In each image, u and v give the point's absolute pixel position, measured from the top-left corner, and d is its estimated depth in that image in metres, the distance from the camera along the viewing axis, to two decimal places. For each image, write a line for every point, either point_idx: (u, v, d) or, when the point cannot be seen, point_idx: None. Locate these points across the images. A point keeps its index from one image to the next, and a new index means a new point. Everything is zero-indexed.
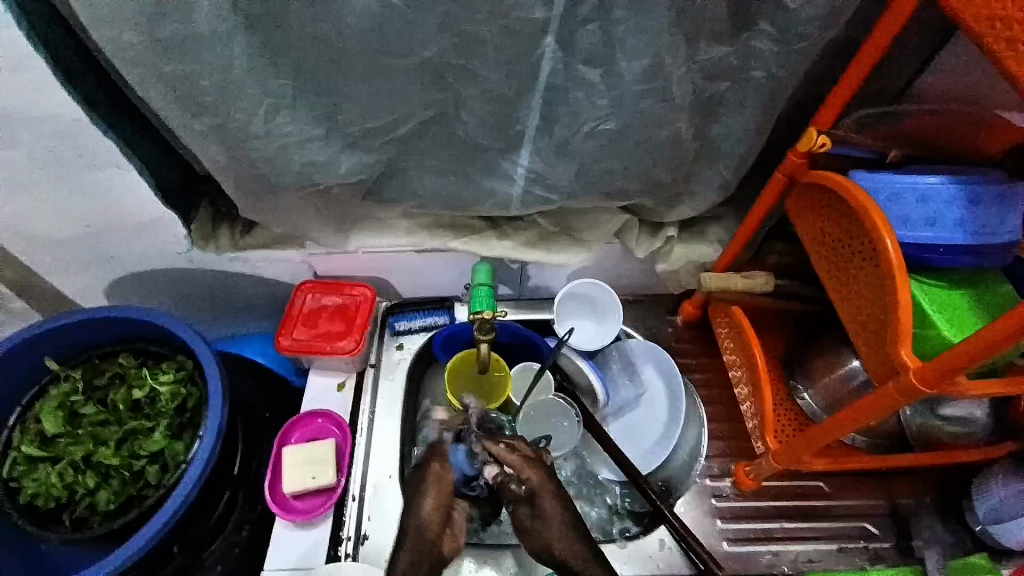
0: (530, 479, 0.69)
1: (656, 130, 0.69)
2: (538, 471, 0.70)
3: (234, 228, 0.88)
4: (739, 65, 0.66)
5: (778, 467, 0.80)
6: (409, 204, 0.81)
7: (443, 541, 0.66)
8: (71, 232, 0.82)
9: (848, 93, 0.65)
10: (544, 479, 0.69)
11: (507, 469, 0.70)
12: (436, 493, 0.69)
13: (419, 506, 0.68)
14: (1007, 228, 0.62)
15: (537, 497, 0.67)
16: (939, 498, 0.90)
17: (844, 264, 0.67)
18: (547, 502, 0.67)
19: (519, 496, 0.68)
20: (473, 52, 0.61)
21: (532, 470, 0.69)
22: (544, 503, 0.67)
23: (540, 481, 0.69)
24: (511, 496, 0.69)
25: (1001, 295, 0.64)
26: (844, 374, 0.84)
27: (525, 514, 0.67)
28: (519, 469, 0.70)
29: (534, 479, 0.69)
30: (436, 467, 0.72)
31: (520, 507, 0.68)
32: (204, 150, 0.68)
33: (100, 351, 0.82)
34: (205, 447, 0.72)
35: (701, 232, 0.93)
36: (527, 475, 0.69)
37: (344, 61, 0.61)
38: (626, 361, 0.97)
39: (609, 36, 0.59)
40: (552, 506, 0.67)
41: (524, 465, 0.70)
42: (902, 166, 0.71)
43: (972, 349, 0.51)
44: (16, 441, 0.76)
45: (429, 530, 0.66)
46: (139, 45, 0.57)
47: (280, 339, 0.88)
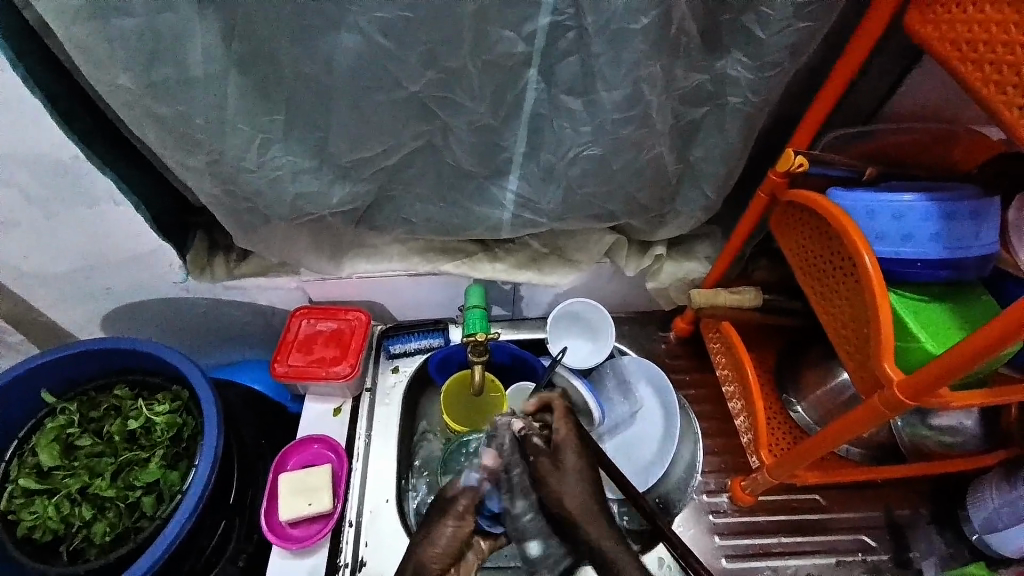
0: (561, 431, 0.68)
1: (639, 155, 0.71)
2: (569, 425, 0.69)
3: (229, 256, 0.89)
4: (715, 91, 0.69)
5: (773, 481, 0.80)
6: (401, 230, 0.82)
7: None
8: (66, 266, 0.83)
9: (822, 115, 0.68)
10: (572, 434, 0.68)
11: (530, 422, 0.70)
12: (457, 522, 0.65)
13: (436, 537, 0.65)
14: (982, 242, 0.63)
15: (561, 451, 0.67)
16: (935, 508, 0.90)
17: (827, 281, 0.68)
18: (570, 451, 0.67)
19: (544, 448, 0.67)
20: (458, 85, 0.63)
21: (565, 423, 0.69)
22: (567, 457, 0.66)
23: (568, 436, 0.68)
24: (533, 450, 0.67)
25: (978, 307, 0.66)
26: (835, 386, 0.86)
27: (547, 465, 0.65)
28: (557, 422, 0.69)
29: (562, 433, 0.68)
30: (460, 506, 0.66)
31: (542, 456, 0.66)
32: (199, 183, 0.70)
33: (96, 382, 0.82)
34: (201, 476, 0.72)
35: (688, 250, 0.95)
36: (560, 427, 0.69)
37: (334, 97, 0.63)
38: (619, 378, 0.98)
39: (589, 67, 0.62)
40: (573, 461, 0.66)
41: (559, 418, 0.70)
42: (878, 184, 0.73)
43: (952, 362, 0.52)
44: (13, 475, 0.76)
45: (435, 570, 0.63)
46: (134, 86, 0.59)
47: (275, 366, 0.88)
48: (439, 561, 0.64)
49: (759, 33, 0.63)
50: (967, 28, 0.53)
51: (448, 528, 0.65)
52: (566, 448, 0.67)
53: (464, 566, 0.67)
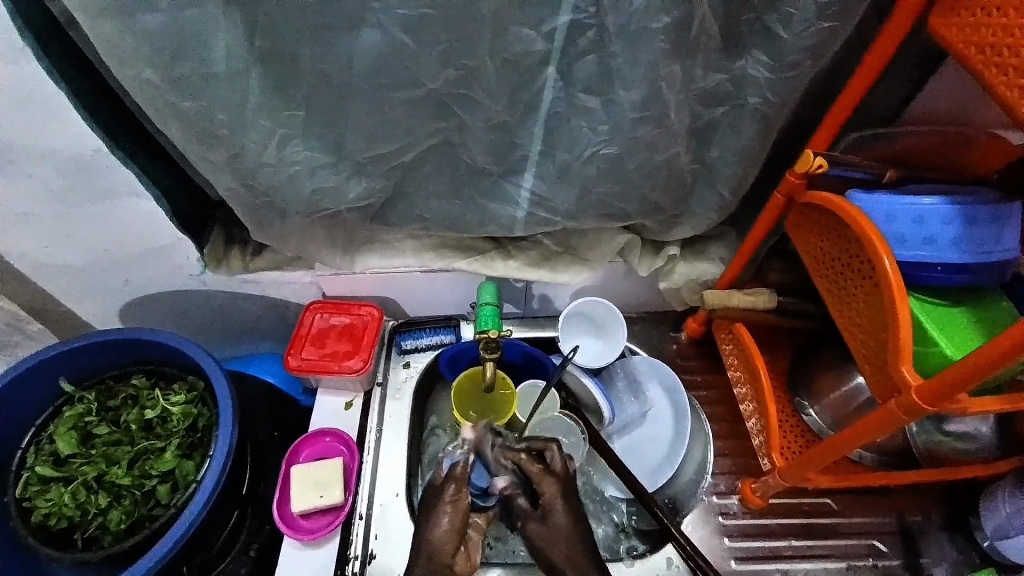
0: (546, 492, 0.74)
1: (656, 154, 0.71)
2: (552, 484, 0.74)
3: (244, 250, 0.90)
4: (734, 91, 0.69)
5: (784, 484, 0.80)
6: (415, 227, 0.83)
7: (457, 557, 0.71)
8: (86, 258, 0.84)
9: (842, 116, 0.67)
10: (558, 493, 0.74)
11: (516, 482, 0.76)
12: (453, 510, 0.72)
13: (435, 525, 0.71)
14: (1003, 246, 0.63)
15: (549, 513, 0.73)
16: (947, 515, 0.90)
17: (845, 284, 0.68)
18: (556, 513, 0.73)
19: (531, 510, 0.74)
20: (476, 83, 0.63)
21: (548, 482, 0.74)
22: (556, 518, 0.72)
23: (553, 492, 0.74)
24: (520, 510, 0.75)
25: (999, 312, 0.65)
26: (850, 390, 0.85)
27: (536, 527, 0.73)
28: (541, 484, 0.74)
29: (549, 493, 0.74)
30: (452, 489, 0.74)
31: (530, 520, 0.74)
32: (219, 177, 0.71)
33: (113, 372, 0.84)
34: (216, 466, 0.73)
35: (701, 250, 0.94)
36: (546, 488, 0.74)
37: (352, 93, 0.63)
38: (630, 378, 0.97)
39: (607, 66, 0.62)
40: (562, 519, 0.72)
41: (540, 478, 0.75)
42: (898, 186, 0.72)
43: (972, 367, 0.52)
44: (30, 462, 0.77)
45: (442, 553, 0.70)
46: (156, 81, 0.59)
47: (289, 359, 0.89)
48: (446, 541, 0.71)
49: (780, 33, 0.63)
50: (991, 32, 0.52)
51: (450, 502, 0.73)
52: (553, 509, 0.73)
53: (469, 543, 0.74)
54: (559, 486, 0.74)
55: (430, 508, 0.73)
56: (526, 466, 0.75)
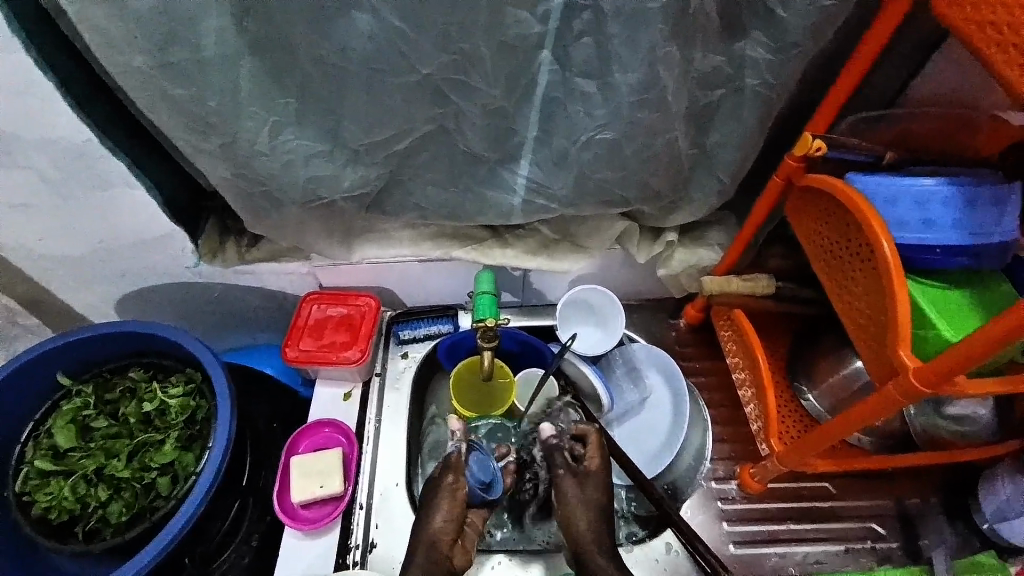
0: (593, 463, 0.76)
1: (654, 139, 0.70)
2: (600, 461, 0.77)
3: (240, 240, 0.89)
4: (733, 74, 0.68)
5: (783, 469, 0.80)
6: (412, 216, 0.82)
7: (454, 552, 0.72)
8: (81, 249, 0.84)
9: (842, 98, 0.66)
10: (601, 465, 0.76)
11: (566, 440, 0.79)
12: (449, 504, 0.73)
13: (431, 518, 0.72)
14: (1003, 228, 0.62)
15: (586, 479, 0.75)
16: (946, 499, 0.90)
17: (844, 267, 0.67)
18: (594, 482, 0.75)
19: (569, 466, 0.77)
20: (471, 68, 0.62)
21: (598, 456, 0.77)
22: (590, 487, 0.75)
23: (598, 467, 0.76)
24: (562, 462, 0.77)
25: (998, 295, 0.65)
26: (847, 374, 0.85)
27: (569, 485, 0.75)
28: (589, 452, 0.77)
29: (593, 464, 0.76)
30: (450, 479, 0.75)
31: (567, 473, 0.76)
32: (212, 167, 0.70)
33: (111, 364, 0.83)
34: (214, 458, 0.73)
35: (700, 236, 0.94)
36: (592, 457, 0.77)
37: (345, 80, 0.62)
38: (629, 366, 0.98)
39: (604, 49, 0.61)
40: (594, 491, 0.75)
41: (593, 451, 0.77)
42: (898, 169, 0.71)
43: (971, 350, 0.52)
44: (29, 455, 0.77)
45: (441, 544, 0.71)
46: (145, 68, 0.58)
47: (287, 350, 0.89)
48: (443, 531, 0.72)
49: (780, 13, 0.61)
50: (993, 9, 0.51)
51: (444, 497, 0.73)
52: (589, 479, 0.75)
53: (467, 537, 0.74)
54: (604, 464, 0.77)
55: (431, 500, 0.73)
56: (583, 434, 0.78)
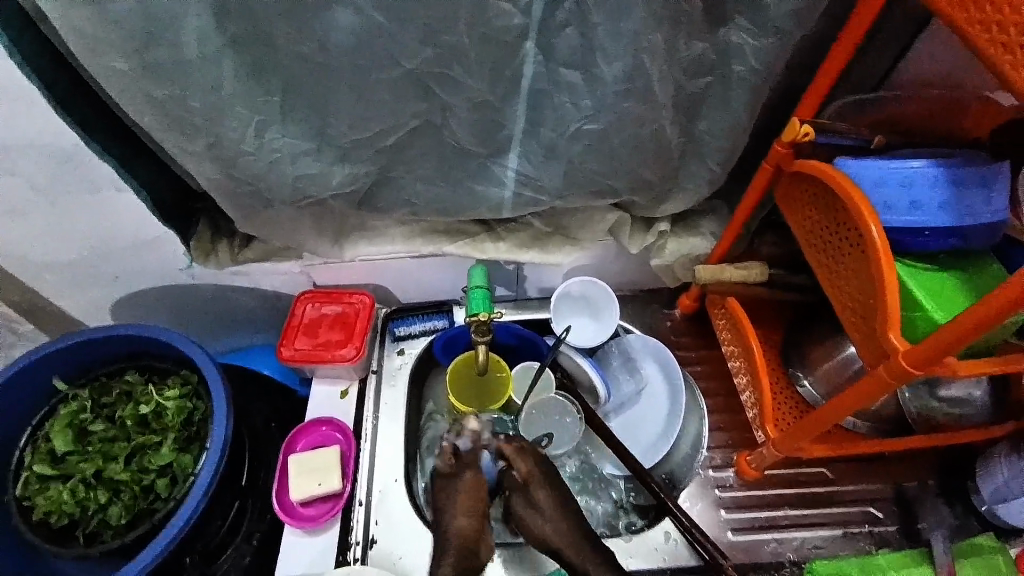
0: (525, 471, 0.77)
1: (641, 128, 0.70)
2: (532, 464, 0.77)
3: (232, 242, 0.89)
4: (719, 61, 0.67)
5: (778, 455, 0.81)
6: (403, 212, 0.82)
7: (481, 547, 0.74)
8: (73, 254, 0.84)
9: (828, 83, 0.66)
10: (537, 470, 0.77)
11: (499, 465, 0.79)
12: (467, 501, 0.74)
13: (450, 512, 0.74)
14: (993, 208, 0.62)
15: (531, 490, 0.76)
16: (943, 481, 0.90)
17: (833, 252, 0.67)
18: (538, 489, 0.76)
19: (515, 486, 0.77)
20: (456, 61, 0.62)
21: (525, 462, 0.77)
22: (538, 494, 0.76)
23: (534, 471, 0.77)
24: (509, 485, 0.78)
25: (989, 275, 0.65)
26: (842, 359, 0.85)
27: (523, 505, 0.76)
28: (519, 466, 0.77)
29: (528, 471, 0.77)
30: (469, 477, 0.76)
31: (517, 495, 0.76)
32: (199, 167, 0.70)
33: (107, 368, 0.84)
34: (212, 459, 0.73)
35: (693, 225, 0.94)
36: (524, 468, 0.77)
37: (330, 76, 0.62)
38: (625, 357, 0.98)
39: (587, 39, 0.61)
40: (543, 495, 0.76)
41: (519, 459, 0.77)
42: (887, 152, 0.71)
43: (958, 331, 0.52)
44: (28, 461, 0.78)
45: (456, 536, 0.73)
46: (128, 70, 0.58)
47: (281, 349, 0.89)
48: (466, 528, 0.73)
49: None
50: None
51: (461, 492, 0.75)
52: (534, 486, 0.76)
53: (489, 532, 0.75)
54: (539, 465, 0.77)
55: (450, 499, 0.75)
56: (501, 451, 0.78)
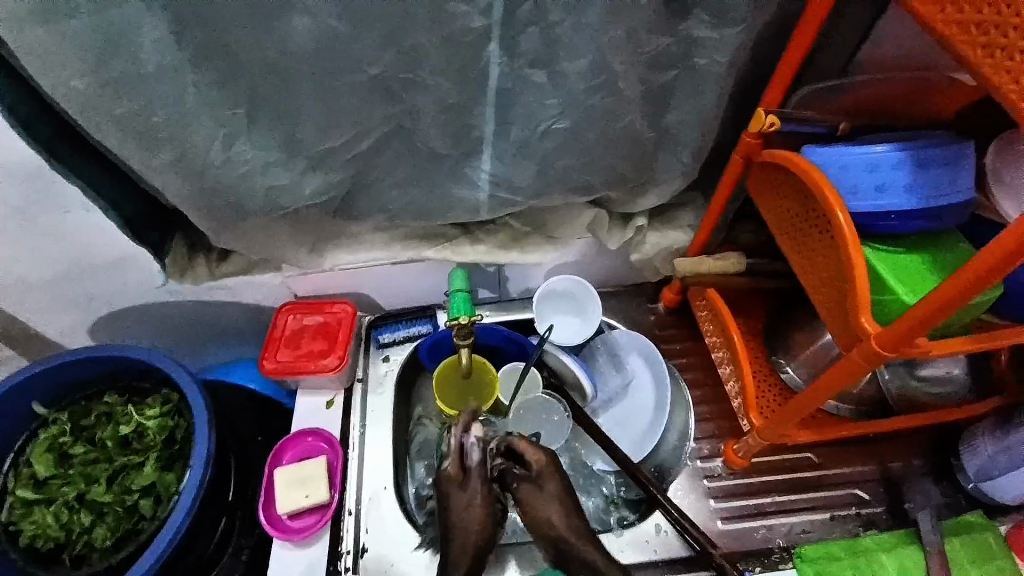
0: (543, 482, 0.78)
1: (610, 123, 0.70)
2: (544, 457, 0.79)
3: (209, 256, 0.90)
4: (683, 53, 0.68)
5: (763, 443, 0.81)
6: (379, 218, 0.82)
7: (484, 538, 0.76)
8: (46, 277, 0.83)
9: (791, 72, 0.67)
10: (548, 463, 0.79)
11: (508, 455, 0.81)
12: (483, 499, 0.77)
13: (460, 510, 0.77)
14: (956, 188, 0.63)
15: (541, 482, 0.78)
16: (929, 460, 0.91)
17: (804, 240, 0.68)
18: (549, 479, 0.78)
19: (525, 477, 0.79)
20: (420, 65, 0.62)
21: (538, 453, 0.79)
22: (548, 486, 0.77)
23: (545, 462, 0.79)
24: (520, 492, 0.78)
25: (957, 255, 0.65)
26: (822, 346, 0.86)
27: (530, 496, 0.77)
28: (530, 457, 0.79)
29: (540, 463, 0.79)
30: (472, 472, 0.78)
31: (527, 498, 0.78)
32: (168, 183, 0.69)
33: (85, 391, 0.83)
34: (195, 476, 0.72)
35: (670, 219, 0.94)
36: (535, 459, 0.79)
37: (294, 84, 0.62)
38: (610, 352, 0.98)
39: (550, 37, 0.61)
40: (553, 487, 0.77)
41: (532, 451, 0.79)
42: (853, 138, 0.72)
43: (927, 310, 0.53)
44: (10, 487, 0.77)
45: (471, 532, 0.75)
46: (88, 88, 0.58)
47: (264, 362, 0.88)
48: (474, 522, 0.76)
49: None
50: None
51: (475, 489, 0.77)
52: (545, 477, 0.78)
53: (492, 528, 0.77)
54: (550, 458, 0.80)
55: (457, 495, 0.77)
56: (515, 444, 0.80)
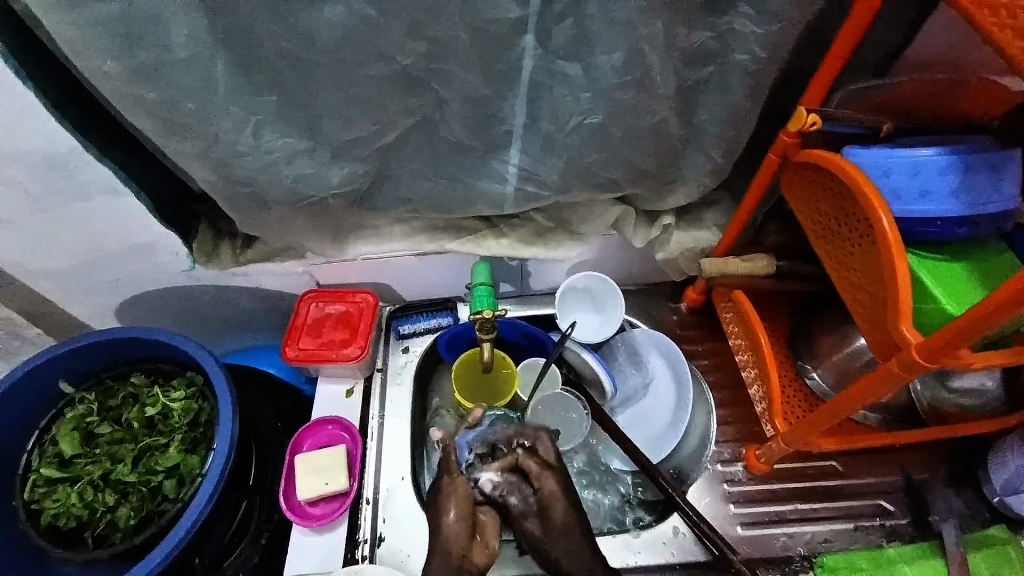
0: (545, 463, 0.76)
1: (641, 120, 0.69)
2: (553, 484, 0.75)
3: (234, 243, 0.89)
4: (720, 49, 0.66)
5: (788, 449, 0.79)
6: (402, 209, 0.81)
7: (472, 551, 0.73)
8: (76, 258, 0.84)
9: (835, 69, 0.64)
10: (557, 488, 0.75)
11: (513, 479, 0.76)
12: (458, 501, 0.74)
13: (444, 522, 0.73)
14: (1003, 195, 0.60)
15: (547, 511, 0.74)
16: (955, 471, 0.89)
17: (842, 243, 0.66)
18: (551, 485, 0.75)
19: (531, 508, 0.75)
20: (449, 55, 0.61)
21: (551, 455, 0.77)
22: (554, 516, 0.73)
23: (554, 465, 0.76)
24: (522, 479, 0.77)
25: (999, 263, 0.63)
26: (851, 351, 0.84)
27: (535, 524, 0.74)
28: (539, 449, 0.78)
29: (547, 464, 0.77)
30: (448, 481, 0.75)
31: (529, 493, 0.76)
32: (197, 169, 0.70)
33: (111, 371, 0.84)
34: (219, 458, 0.73)
35: (697, 218, 0.92)
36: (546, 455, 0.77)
37: (323, 71, 0.61)
38: (630, 351, 0.97)
39: (584, 30, 0.60)
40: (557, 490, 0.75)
41: (540, 474, 0.75)
42: (895, 139, 0.70)
43: (973, 323, 0.50)
44: (36, 464, 0.78)
45: (456, 547, 0.71)
46: (121, 73, 0.58)
47: (286, 349, 0.89)
48: (456, 535, 0.72)
49: None
50: None
51: (452, 496, 0.74)
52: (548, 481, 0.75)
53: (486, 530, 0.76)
54: (560, 484, 0.75)
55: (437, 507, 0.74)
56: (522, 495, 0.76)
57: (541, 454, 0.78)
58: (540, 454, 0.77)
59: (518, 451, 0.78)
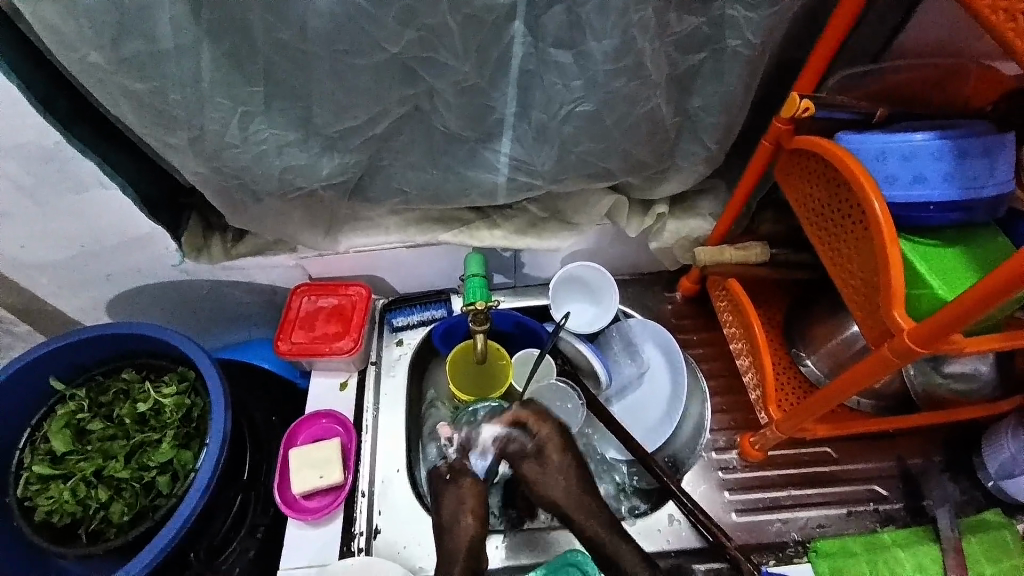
0: (542, 435, 0.77)
1: (635, 108, 0.68)
2: (551, 426, 0.78)
3: (225, 236, 0.88)
4: (713, 34, 0.65)
5: (782, 435, 0.80)
6: (395, 201, 0.80)
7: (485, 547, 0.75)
8: (63, 254, 0.83)
9: (829, 54, 0.64)
10: (553, 433, 0.78)
11: (512, 428, 0.78)
12: (472, 498, 0.76)
13: (458, 520, 0.75)
14: (997, 180, 0.60)
15: (544, 451, 0.77)
16: (949, 456, 0.90)
17: (834, 229, 0.66)
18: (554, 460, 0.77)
19: (530, 452, 0.77)
20: (439, 43, 0.60)
21: (546, 425, 0.78)
22: (551, 456, 0.77)
23: (552, 437, 0.77)
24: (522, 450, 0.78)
25: (994, 248, 0.63)
26: (846, 338, 0.84)
27: (535, 469, 0.76)
28: (531, 427, 0.78)
29: (544, 434, 0.78)
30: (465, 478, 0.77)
31: (529, 462, 0.77)
32: (186, 162, 0.69)
33: (102, 367, 0.83)
34: (212, 453, 0.73)
35: (690, 207, 0.92)
36: (539, 431, 0.78)
37: (310, 62, 0.60)
38: (626, 340, 0.97)
39: (576, 16, 0.59)
40: (559, 468, 0.76)
41: (538, 423, 0.78)
42: (890, 125, 0.69)
43: (966, 306, 0.50)
44: (28, 461, 0.78)
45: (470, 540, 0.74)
46: (105, 63, 0.57)
47: (279, 344, 0.88)
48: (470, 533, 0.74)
49: None
50: None
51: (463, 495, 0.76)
52: (550, 452, 0.77)
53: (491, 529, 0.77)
54: (556, 429, 0.78)
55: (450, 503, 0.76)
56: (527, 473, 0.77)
57: (533, 406, 0.80)
58: (534, 405, 0.80)
59: (514, 405, 0.80)
